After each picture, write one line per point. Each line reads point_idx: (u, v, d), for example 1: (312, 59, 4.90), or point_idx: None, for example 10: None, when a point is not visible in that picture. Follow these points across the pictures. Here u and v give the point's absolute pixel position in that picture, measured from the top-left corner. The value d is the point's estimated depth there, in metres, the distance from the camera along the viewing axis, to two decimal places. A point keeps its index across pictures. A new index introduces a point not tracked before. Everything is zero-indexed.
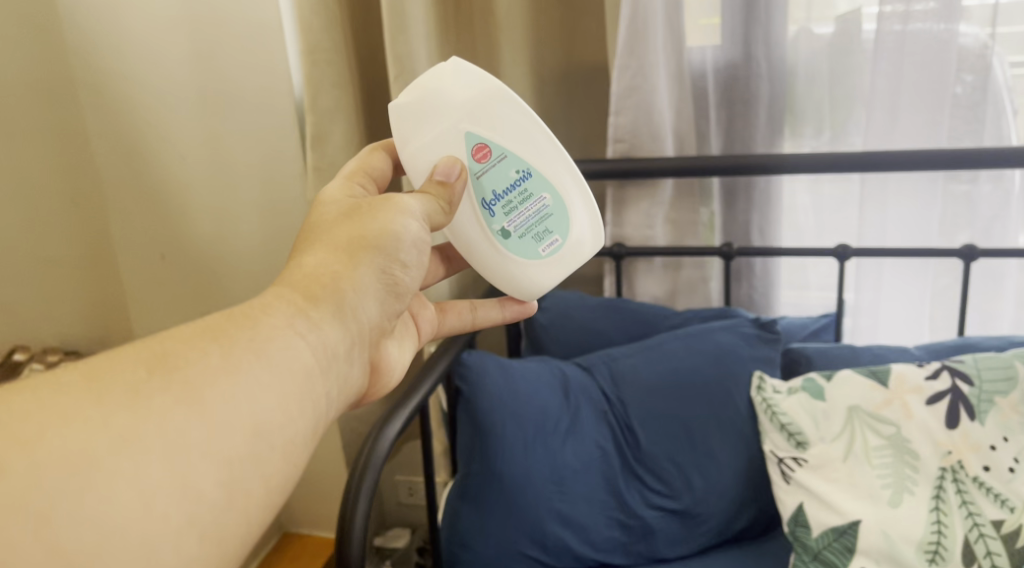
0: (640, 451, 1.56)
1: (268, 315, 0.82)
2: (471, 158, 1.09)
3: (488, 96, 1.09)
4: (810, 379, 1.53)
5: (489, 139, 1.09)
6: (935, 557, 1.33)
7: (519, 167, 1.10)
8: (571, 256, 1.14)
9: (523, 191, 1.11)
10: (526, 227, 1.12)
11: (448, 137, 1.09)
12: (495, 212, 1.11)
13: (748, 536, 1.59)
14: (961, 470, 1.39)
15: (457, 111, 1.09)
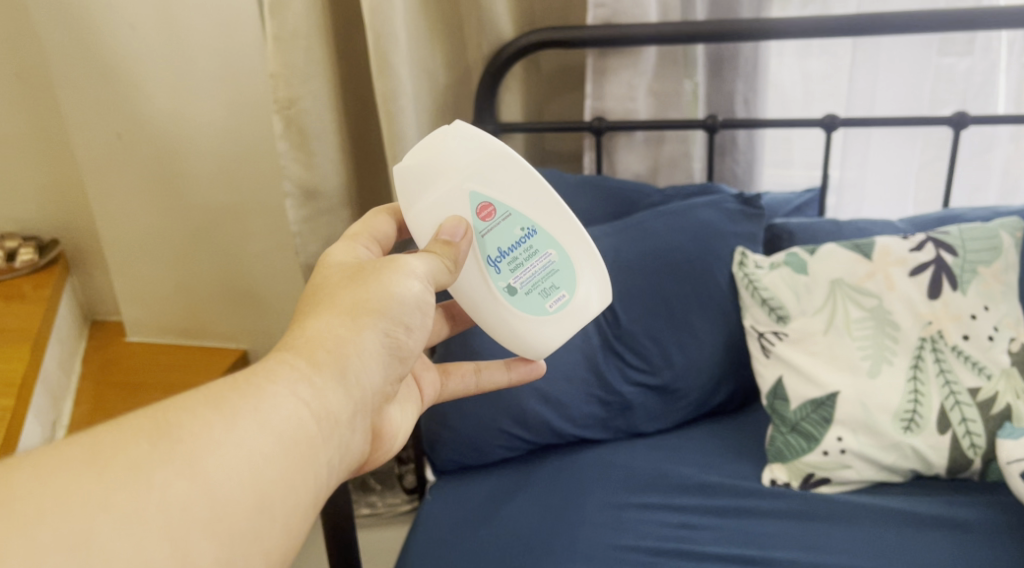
0: (620, 330, 1.54)
1: (275, 384, 0.85)
2: (475, 217, 1.07)
3: (493, 159, 1.07)
4: (793, 253, 1.50)
5: (493, 199, 1.07)
6: (911, 425, 1.36)
7: (523, 225, 1.08)
8: (580, 311, 1.10)
9: (527, 248, 1.08)
10: (532, 283, 1.09)
11: (451, 197, 1.07)
12: (500, 269, 1.08)
13: (726, 410, 1.62)
14: (941, 339, 1.39)
15: (459, 172, 1.07)
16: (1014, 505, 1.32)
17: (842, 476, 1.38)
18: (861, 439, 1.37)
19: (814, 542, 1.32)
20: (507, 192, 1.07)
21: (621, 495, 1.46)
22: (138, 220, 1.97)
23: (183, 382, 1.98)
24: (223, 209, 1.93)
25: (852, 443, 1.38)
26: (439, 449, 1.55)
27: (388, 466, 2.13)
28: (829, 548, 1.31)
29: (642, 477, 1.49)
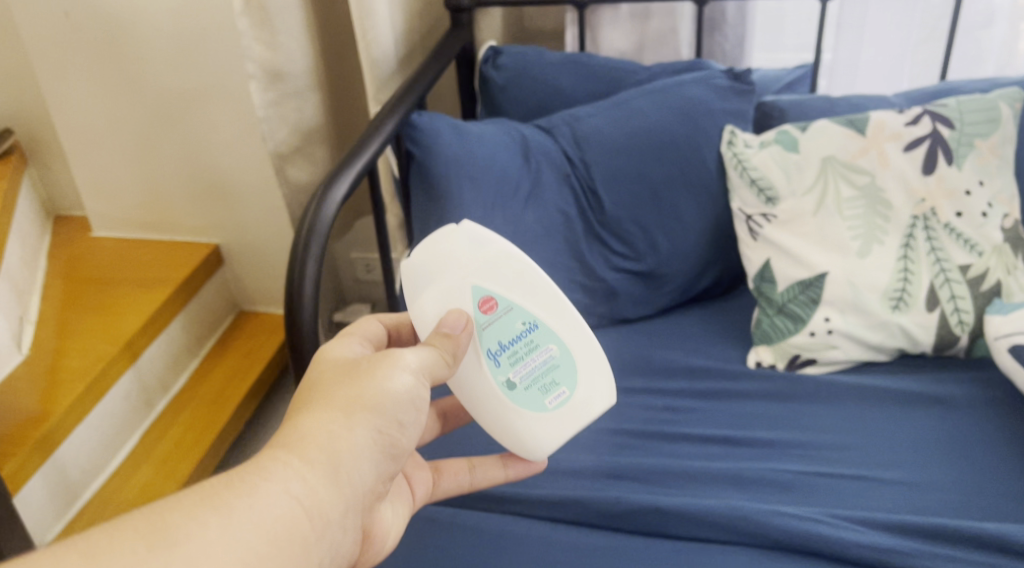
0: (604, 215, 1.49)
1: (267, 483, 0.80)
2: (475, 310, 0.99)
3: (498, 257, 1.00)
4: (784, 131, 1.45)
5: (495, 292, 1.00)
6: (899, 304, 1.34)
7: (525, 318, 1.00)
8: (583, 408, 1.02)
9: (529, 342, 1.00)
10: (532, 378, 1.00)
11: (452, 293, 0.99)
12: (500, 362, 1.00)
13: (711, 295, 1.60)
14: (933, 217, 1.37)
15: (461, 266, 0.99)
16: (999, 381, 1.32)
17: (828, 357, 1.37)
18: (849, 319, 1.36)
19: (798, 423, 1.31)
20: (510, 287, 1.00)
21: None
22: (94, 107, 1.87)
23: (154, 277, 1.91)
24: (184, 95, 1.82)
25: (839, 323, 1.36)
26: None
27: None
28: (813, 428, 1.30)
29: (626, 363, 1.47)
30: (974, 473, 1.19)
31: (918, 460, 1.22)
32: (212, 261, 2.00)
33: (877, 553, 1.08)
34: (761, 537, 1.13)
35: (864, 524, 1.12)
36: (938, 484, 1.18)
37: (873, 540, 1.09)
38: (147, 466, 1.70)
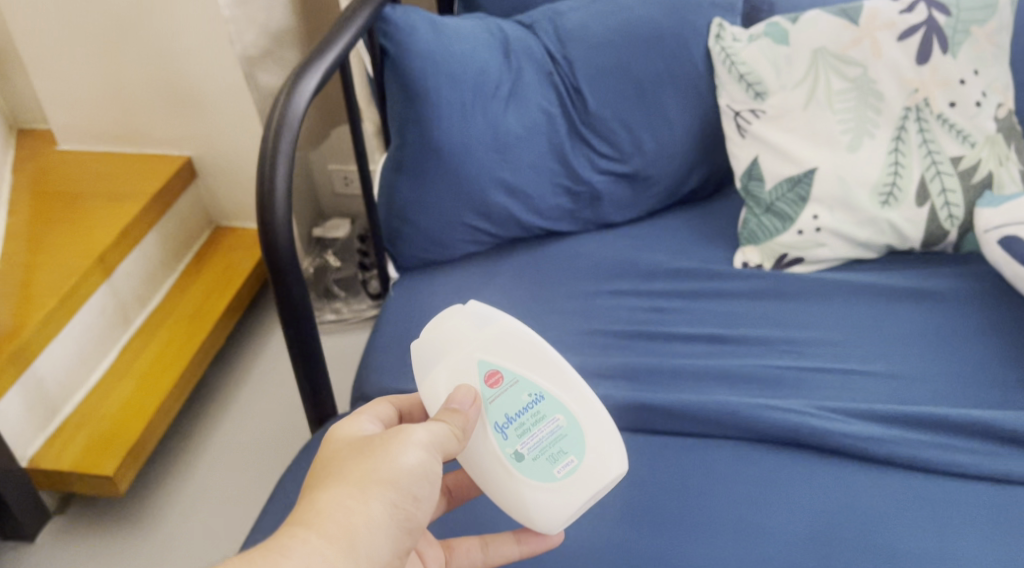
0: (588, 115, 1.44)
1: (288, 562, 0.76)
2: (481, 384, 0.94)
3: (502, 331, 0.96)
4: (773, 23, 1.40)
5: (500, 365, 0.94)
6: (889, 199, 1.33)
7: (531, 389, 0.94)
8: (599, 479, 0.93)
9: (535, 412, 0.94)
10: (539, 448, 0.93)
11: (457, 369, 0.94)
12: (506, 435, 0.93)
13: (697, 197, 1.57)
14: (926, 108, 1.33)
15: (466, 342, 0.95)
16: (985, 274, 1.31)
17: (816, 255, 1.36)
18: (837, 216, 1.34)
19: (785, 322, 1.30)
20: (515, 358, 0.95)
21: (590, 285, 1.41)
22: (48, 14, 1.77)
23: (126, 191, 1.84)
24: None
25: (827, 220, 1.34)
26: (400, 245, 1.48)
27: (351, 274, 2.06)
28: (800, 326, 1.29)
29: (611, 265, 1.44)
30: (960, 365, 1.19)
31: (905, 355, 1.21)
32: (186, 175, 1.93)
33: (862, 443, 1.07)
34: (747, 430, 1.11)
35: (849, 414, 1.10)
36: (924, 376, 1.18)
37: (857, 430, 1.07)
38: (126, 381, 1.66)
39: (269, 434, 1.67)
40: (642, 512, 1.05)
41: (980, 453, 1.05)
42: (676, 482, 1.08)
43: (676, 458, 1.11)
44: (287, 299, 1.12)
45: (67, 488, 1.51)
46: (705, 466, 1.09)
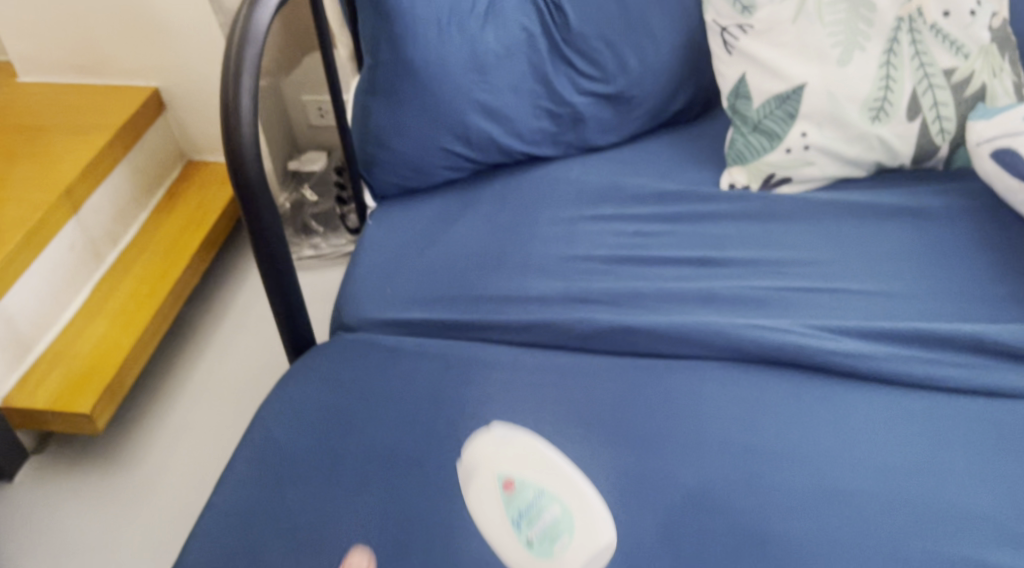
0: (569, 32, 1.38)
1: None
2: (498, 492, 0.90)
3: (526, 448, 0.92)
4: None
5: (515, 472, 0.90)
6: (879, 115, 1.29)
7: (536, 483, 0.89)
8: (591, 554, 0.87)
9: (539, 505, 0.88)
10: (542, 532, 0.87)
11: (482, 484, 0.91)
12: (517, 524, 0.88)
13: (682, 120, 1.53)
14: (919, 19, 1.29)
15: (489, 455, 0.93)
16: (978, 191, 1.28)
17: (804, 174, 1.33)
18: (826, 133, 1.31)
19: (773, 242, 1.27)
20: (533, 464, 0.91)
21: (573, 209, 1.37)
22: None
23: (91, 123, 1.77)
24: None
25: (816, 138, 1.31)
26: (376, 172, 1.43)
27: (328, 208, 2.02)
28: (788, 246, 1.26)
29: (595, 189, 1.40)
30: (951, 282, 1.17)
31: (894, 273, 1.19)
32: (154, 106, 1.86)
33: (851, 360, 1.04)
34: (733, 351, 1.09)
35: (838, 332, 1.07)
36: (915, 294, 1.16)
37: (846, 347, 1.05)
38: (100, 319, 1.62)
39: (249, 367, 1.64)
40: (628, 434, 1.01)
41: (972, 366, 1.03)
42: (662, 402, 1.04)
43: (662, 379, 1.07)
44: (257, 224, 1.08)
45: (43, 427, 1.48)
46: (692, 386, 1.06)
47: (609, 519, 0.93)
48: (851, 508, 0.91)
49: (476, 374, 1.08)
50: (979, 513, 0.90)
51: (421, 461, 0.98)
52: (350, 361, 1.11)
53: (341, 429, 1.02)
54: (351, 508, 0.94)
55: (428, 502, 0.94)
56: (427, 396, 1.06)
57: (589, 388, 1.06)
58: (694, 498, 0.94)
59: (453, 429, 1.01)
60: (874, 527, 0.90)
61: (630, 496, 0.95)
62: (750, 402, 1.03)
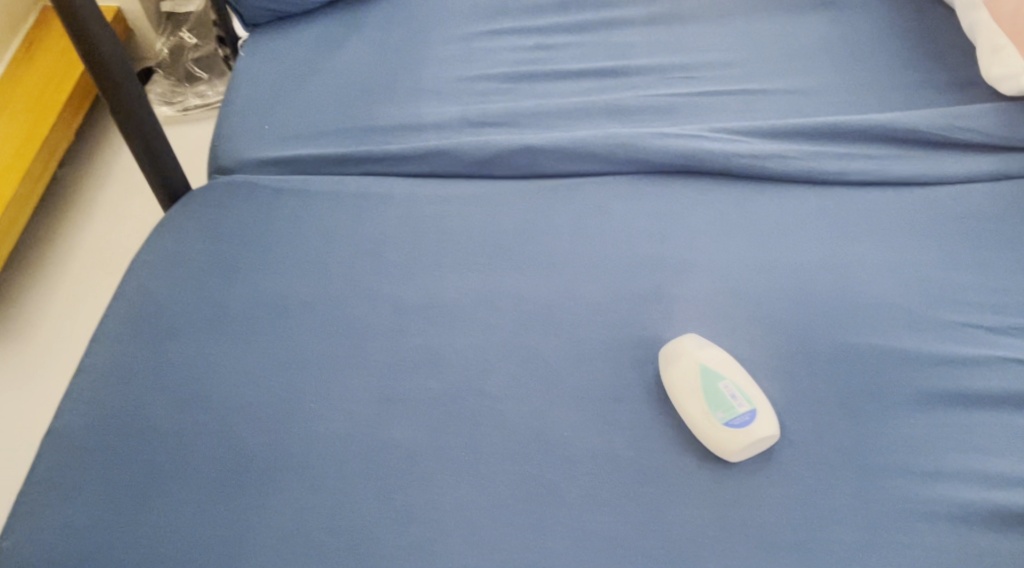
0: None
1: None
2: (708, 384, 0.79)
3: (724, 367, 0.80)
4: None
5: (722, 375, 0.79)
6: None
7: (736, 389, 0.78)
8: (753, 439, 0.76)
9: (733, 398, 0.78)
10: (730, 404, 0.77)
11: (700, 376, 0.79)
12: (722, 401, 0.78)
13: None
14: None
15: (709, 361, 0.80)
16: None
17: None
18: None
19: (681, 45, 1.19)
20: (739, 379, 0.79)
21: (469, 25, 1.25)
22: None
23: None
24: None
25: None
26: None
27: (211, 51, 1.83)
28: (696, 49, 1.18)
29: (491, 3, 1.28)
30: (861, 73, 1.11)
31: (806, 68, 1.13)
32: None
33: (760, 161, 0.99)
34: (639, 162, 1.02)
35: (746, 134, 1.01)
36: (828, 89, 1.10)
37: (755, 148, 0.99)
38: None
39: (132, 220, 1.54)
40: (533, 256, 0.94)
41: (881, 157, 0.99)
42: (566, 223, 0.98)
43: (565, 199, 1.01)
44: (91, 49, 0.96)
45: None
46: (597, 205, 0.99)
47: (512, 344, 0.86)
48: (762, 310, 0.87)
49: (368, 208, 0.99)
50: (889, 301, 0.86)
51: (315, 303, 0.90)
52: (230, 205, 1.00)
53: (220, 275, 0.93)
54: (241, 355, 0.85)
55: (323, 344, 0.86)
56: (315, 233, 0.96)
57: (491, 213, 0.99)
58: (601, 314, 0.89)
59: (346, 267, 0.93)
60: (786, 326, 0.85)
61: (534, 317, 0.89)
62: (659, 215, 0.98)
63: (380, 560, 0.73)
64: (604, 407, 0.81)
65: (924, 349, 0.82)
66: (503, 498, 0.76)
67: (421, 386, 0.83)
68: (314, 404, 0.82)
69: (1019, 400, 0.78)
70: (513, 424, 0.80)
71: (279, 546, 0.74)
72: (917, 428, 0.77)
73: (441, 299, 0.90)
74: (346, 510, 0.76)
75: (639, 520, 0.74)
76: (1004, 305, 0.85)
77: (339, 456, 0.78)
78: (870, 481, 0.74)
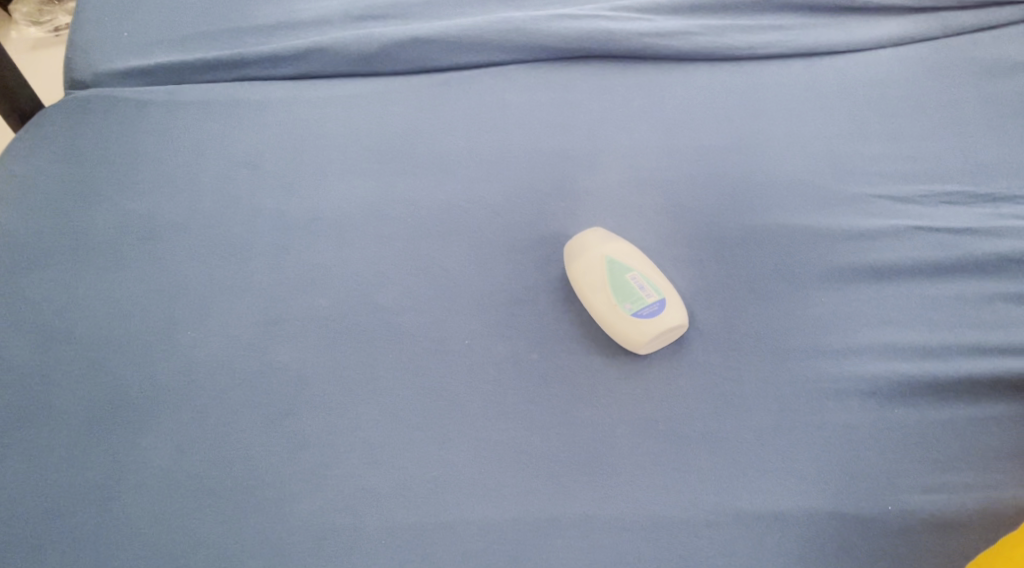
0: None
1: None
2: (615, 275, 0.74)
3: (631, 258, 0.76)
4: None
5: (629, 265, 0.75)
6: None
7: (643, 278, 0.74)
8: (663, 329, 0.72)
9: (641, 289, 0.73)
10: (638, 294, 0.73)
11: (606, 268, 0.75)
12: (630, 292, 0.73)
13: None
14: None
15: (614, 252, 0.76)
16: None
17: None
18: None
19: None
20: (646, 269, 0.75)
21: None
22: None
23: None
24: None
25: None
26: None
27: None
28: None
29: None
30: None
31: None
32: None
33: (665, 40, 0.92)
34: (539, 51, 0.93)
35: (651, 11, 0.94)
36: None
37: (660, 26, 0.92)
38: None
39: None
40: (428, 160, 0.85)
41: (788, 28, 0.93)
42: (464, 119, 0.88)
43: (461, 92, 0.91)
44: None
45: None
46: (497, 97, 0.90)
47: (407, 252, 0.79)
48: (670, 196, 0.82)
49: (241, 118, 0.89)
50: (798, 178, 0.82)
51: (188, 225, 0.82)
52: (87, 121, 0.90)
53: (80, 199, 0.84)
54: (108, 286, 0.78)
55: (199, 268, 0.79)
56: (185, 147, 0.87)
57: (382, 113, 0.89)
58: (501, 214, 0.81)
59: (221, 182, 0.85)
60: (695, 212, 0.80)
61: (431, 223, 0.81)
62: (563, 104, 0.89)
63: (271, 490, 0.69)
64: (506, 311, 0.76)
65: (834, 224, 0.78)
66: (400, 413, 0.71)
67: (310, 304, 0.77)
68: (193, 333, 0.76)
69: (929, 269, 0.75)
70: (409, 335, 0.75)
71: (160, 485, 0.69)
72: (827, 306, 0.74)
73: (327, 208, 0.82)
74: (233, 441, 0.71)
75: (543, 424, 0.70)
76: (915, 172, 0.81)
77: (223, 386, 0.73)
78: (780, 364, 0.71)
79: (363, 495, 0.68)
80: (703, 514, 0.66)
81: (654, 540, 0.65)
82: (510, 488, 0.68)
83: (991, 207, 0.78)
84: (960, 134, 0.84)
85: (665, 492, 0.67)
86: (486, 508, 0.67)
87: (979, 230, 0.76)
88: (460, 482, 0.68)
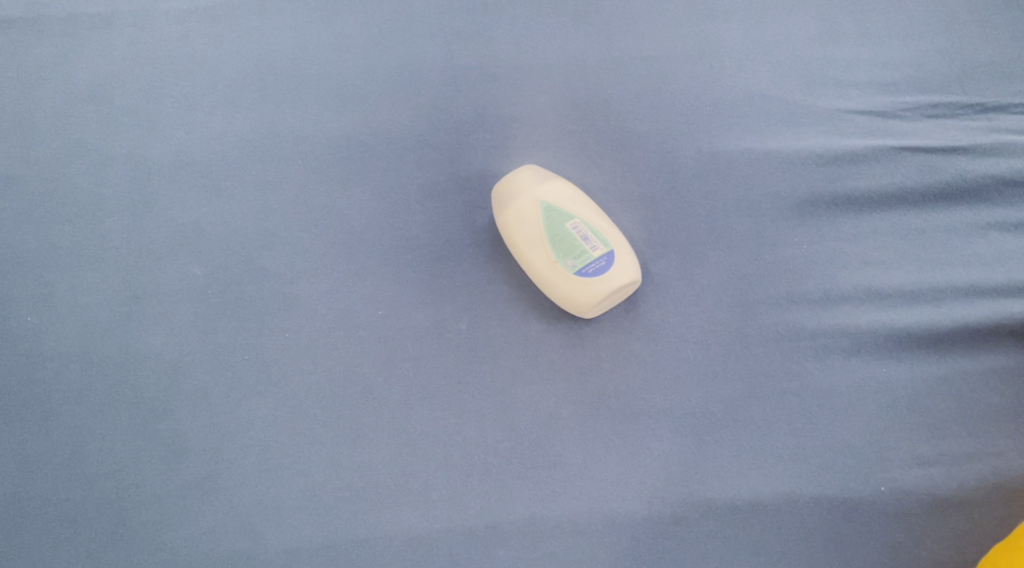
0: None
1: None
2: (552, 225, 0.62)
3: (571, 201, 0.63)
4: None
5: (569, 212, 0.62)
6: None
7: (586, 227, 0.62)
8: (613, 288, 0.60)
9: (584, 239, 0.61)
10: (580, 246, 0.61)
11: (542, 215, 0.62)
12: (571, 243, 0.61)
13: None
14: None
15: (551, 194, 0.63)
16: None
17: None
18: None
19: None
20: (589, 215, 0.63)
21: None
22: None
23: None
24: None
25: None
26: None
27: None
28: None
29: None
30: None
31: None
32: None
33: None
34: None
35: None
36: None
37: None
38: None
39: None
40: (314, 84, 0.69)
41: None
42: (354, 25, 0.70)
43: None
44: None
45: None
46: None
47: (297, 203, 0.65)
48: (613, 121, 0.68)
49: (81, 36, 0.70)
50: (763, 89, 0.68)
51: (20, 180, 0.66)
52: None
53: None
54: None
55: (38, 234, 0.64)
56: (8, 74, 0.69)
57: (248, 22, 0.70)
58: (410, 152, 0.67)
59: (59, 122, 0.68)
60: (643, 140, 0.67)
61: (324, 166, 0.66)
62: (476, 1, 0.71)
63: (144, 511, 0.57)
64: (424, 271, 0.63)
65: (805, 147, 0.66)
66: (300, 408, 0.59)
67: (181, 274, 0.63)
68: (35, 318, 0.61)
69: (916, 198, 0.64)
70: (307, 309, 0.61)
71: (7, 511, 0.57)
72: (800, 247, 0.63)
73: (195, 151, 0.67)
74: (95, 452, 0.58)
75: (476, 409, 0.59)
76: (894, 79, 0.68)
77: (77, 384, 0.60)
78: (750, 321, 0.61)
79: (262, 513, 0.56)
80: (666, 508, 0.56)
81: (611, 543, 0.56)
82: (440, 492, 0.57)
83: (982, 119, 0.67)
84: (948, 26, 0.70)
85: (622, 482, 0.57)
86: (411, 519, 0.56)
87: (970, 148, 0.65)
88: (379, 488, 0.57)
